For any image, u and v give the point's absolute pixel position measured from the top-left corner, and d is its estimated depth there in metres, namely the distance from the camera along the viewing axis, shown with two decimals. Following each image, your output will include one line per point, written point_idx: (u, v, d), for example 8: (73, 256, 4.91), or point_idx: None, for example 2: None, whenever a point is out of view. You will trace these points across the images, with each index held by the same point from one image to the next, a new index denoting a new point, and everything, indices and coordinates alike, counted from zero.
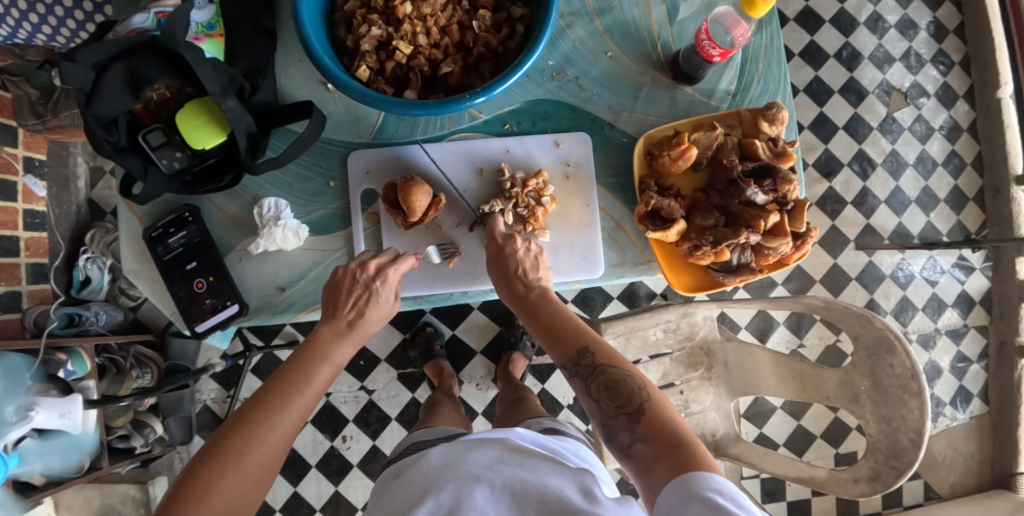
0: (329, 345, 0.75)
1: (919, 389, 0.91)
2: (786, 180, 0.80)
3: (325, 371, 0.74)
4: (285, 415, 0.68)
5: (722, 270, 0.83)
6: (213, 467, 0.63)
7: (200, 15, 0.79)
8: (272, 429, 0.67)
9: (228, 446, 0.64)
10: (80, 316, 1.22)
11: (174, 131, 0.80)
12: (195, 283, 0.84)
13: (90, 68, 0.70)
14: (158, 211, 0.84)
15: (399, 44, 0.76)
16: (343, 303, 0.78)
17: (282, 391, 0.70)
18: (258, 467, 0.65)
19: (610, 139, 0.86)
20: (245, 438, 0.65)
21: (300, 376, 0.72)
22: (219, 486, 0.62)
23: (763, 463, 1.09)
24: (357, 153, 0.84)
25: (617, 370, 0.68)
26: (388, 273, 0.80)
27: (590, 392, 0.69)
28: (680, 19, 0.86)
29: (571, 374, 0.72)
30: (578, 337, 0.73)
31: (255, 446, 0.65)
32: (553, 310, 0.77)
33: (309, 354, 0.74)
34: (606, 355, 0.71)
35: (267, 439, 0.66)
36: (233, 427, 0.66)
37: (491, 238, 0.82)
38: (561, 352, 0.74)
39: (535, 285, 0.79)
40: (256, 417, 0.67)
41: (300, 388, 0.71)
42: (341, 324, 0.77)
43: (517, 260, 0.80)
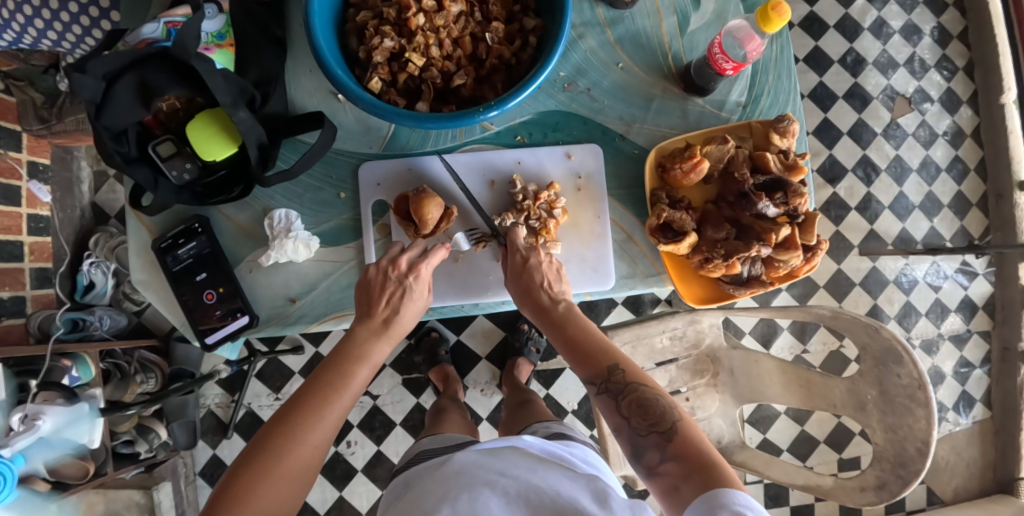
0: (366, 344, 0.74)
1: (926, 399, 0.91)
2: (798, 193, 0.80)
3: (362, 370, 0.72)
4: (322, 418, 0.67)
5: (733, 282, 0.83)
6: (255, 474, 0.63)
7: (211, 25, 0.80)
8: (310, 430, 0.66)
9: (267, 451, 0.64)
10: (84, 321, 1.22)
11: (184, 142, 0.79)
12: (206, 294, 0.84)
13: (101, 79, 0.69)
14: (168, 221, 0.84)
15: (411, 56, 0.76)
16: (377, 302, 0.76)
17: (320, 392, 0.69)
18: (298, 471, 0.65)
19: (622, 151, 0.86)
20: (284, 442, 0.65)
21: (337, 376, 0.71)
22: (259, 491, 0.63)
23: (770, 471, 1.10)
24: (368, 164, 0.84)
25: (650, 389, 0.69)
26: (420, 269, 0.78)
27: (620, 410, 0.70)
28: (691, 30, 0.86)
29: (599, 390, 0.71)
30: (608, 353, 0.72)
31: (292, 450, 0.65)
32: (579, 324, 0.75)
33: (344, 354, 0.73)
34: (637, 373, 0.71)
35: (305, 440, 0.66)
36: (272, 431, 0.65)
37: (512, 250, 0.81)
38: (589, 368, 0.73)
39: (560, 299, 0.77)
40: (294, 419, 0.66)
41: (338, 389, 0.70)
42: (378, 322, 0.75)
43: (542, 272, 0.78)
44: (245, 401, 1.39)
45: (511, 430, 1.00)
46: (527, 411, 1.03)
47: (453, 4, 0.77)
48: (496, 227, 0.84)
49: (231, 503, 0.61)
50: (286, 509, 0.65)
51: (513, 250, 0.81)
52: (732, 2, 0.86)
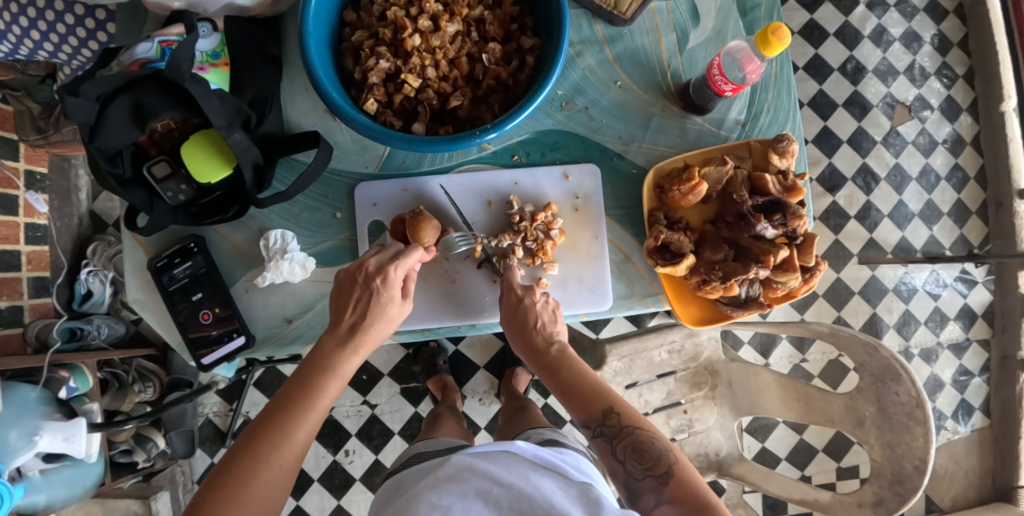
0: (335, 356, 0.72)
1: (924, 417, 0.91)
2: (797, 215, 0.80)
3: (331, 384, 0.71)
4: (290, 435, 0.66)
5: (730, 303, 0.82)
6: (219, 494, 0.62)
7: (205, 44, 0.78)
8: (275, 451, 0.65)
9: (236, 468, 0.64)
10: (82, 330, 1.22)
11: (179, 162, 0.79)
12: (201, 314, 0.83)
13: (95, 101, 0.69)
14: (163, 241, 0.84)
15: (407, 78, 0.75)
16: (344, 308, 0.75)
17: (288, 410, 0.68)
18: (264, 491, 0.64)
19: (620, 170, 0.85)
20: (253, 464, 0.64)
21: (304, 392, 0.69)
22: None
23: (767, 484, 1.10)
24: (365, 184, 0.83)
25: (646, 432, 0.71)
26: (388, 271, 0.75)
27: (615, 453, 0.72)
28: (690, 47, 0.85)
29: (594, 434, 0.74)
30: (604, 396, 0.75)
31: (259, 470, 0.64)
32: (572, 368, 0.80)
33: (312, 365, 0.72)
34: (631, 416, 0.74)
35: (270, 461, 0.65)
36: (241, 451, 0.65)
37: (508, 289, 0.82)
38: (584, 412, 0.76)
39: (553, 341, 0.82)
40: (262, 438, 0.65)
41: (307, 407, 0.68)
42: (344, 329, 0.74)
43: (536, 312, 0.81)
44: (243, 410, 1.40)
45: (507, 434, 1.02)
46: (522, 418, 1.04)
47: (450, 25, 0.76)
48: (490, 253, 0.84)
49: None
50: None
51: (508, 294, 0.82)
52: (731, 18, 0.85)
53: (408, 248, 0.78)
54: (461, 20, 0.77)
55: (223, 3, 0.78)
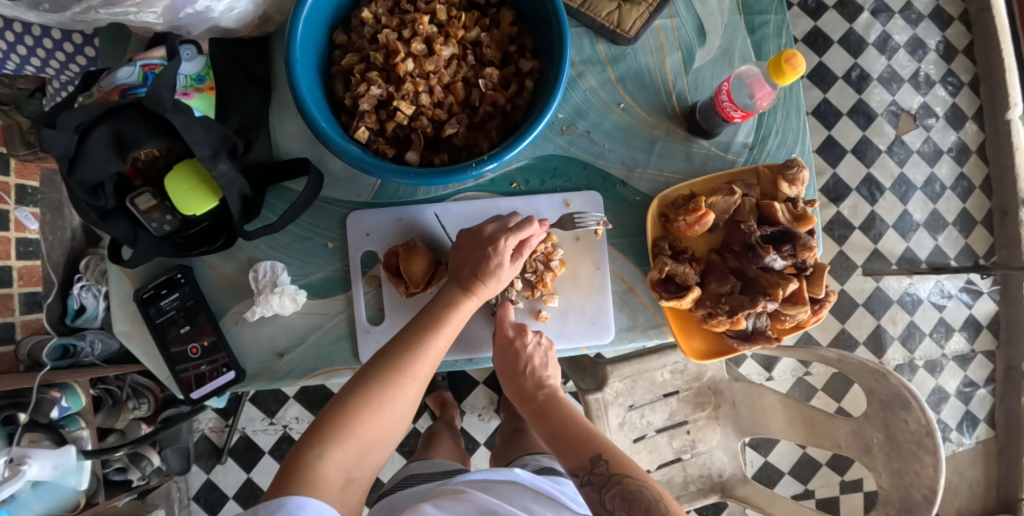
0: (454, 298, 0.73)
1: (934, 446, 0.88)
2: (807, 246, 0.76)
3: (457, 315, 0.72)
4: (422, 353, 0.69)
5: (736, 335, 0.79)
6: (353, 405, 0.64)
7: (188, 68, 0.75)
8: (411, 363, 0.68)
9: (379, 374, 0.66)
10: (74, 347, 1.14)
11: (164, 193, 0.75)
12: (189, 348, 0.80)
13: (73, 132, 0.66)
14: (151, 272, 0.81)
15: (400, 105, 0.72)
16: (465, 264, 0.75)
17: (418, 342, 0.69)
18: (390, 415, 0.66)
19: (623, 198, 0.82)
20: (388, 386, 0.66)
21: (427, 330, 0.70)
22: (363, 418, 0.64)
23: (772, 507, 1.07)
24: (357, 213, 0.80)
25: (635, 480, 0.67)
26: (501, 242, 0.74)
27: (604, 503, 0.67)
28: (696, 67, 0.81)
29: (582, 482, 0.70)
30: (592, 442, 0.73)
31: (391, 391, 0.66)
32: (562, 411, 0.80)
33: (440, 301, 0.73)
34: (621, 463, 0.70)
35: (406, 373, 0.67)
36: (380, 373, 0.66)
37: (501, 327, 0.80)
38: (573, 459, 0.73)
39: (543, 387, 0.83)
40: (391, 365, 0.67)
41: (431, 345, 0.69)
42: (463, 274, 0.75)
43: (526, 356, 0.79)
44: (239, 425, 1.38)
45: (505, 458, 0.99)
46: (521, 441, 1.01)
47: (444, 48, 0.72)
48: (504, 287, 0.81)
49: (339, 421, 0.63)
50: (371, 460, 0.64)
51: (501, 329, 0.80)
52: (738, 36, 0.81)
53: (522, 220, 0.76)
54: (457, 42, 0.74)
55: (208, 26, 0.74)
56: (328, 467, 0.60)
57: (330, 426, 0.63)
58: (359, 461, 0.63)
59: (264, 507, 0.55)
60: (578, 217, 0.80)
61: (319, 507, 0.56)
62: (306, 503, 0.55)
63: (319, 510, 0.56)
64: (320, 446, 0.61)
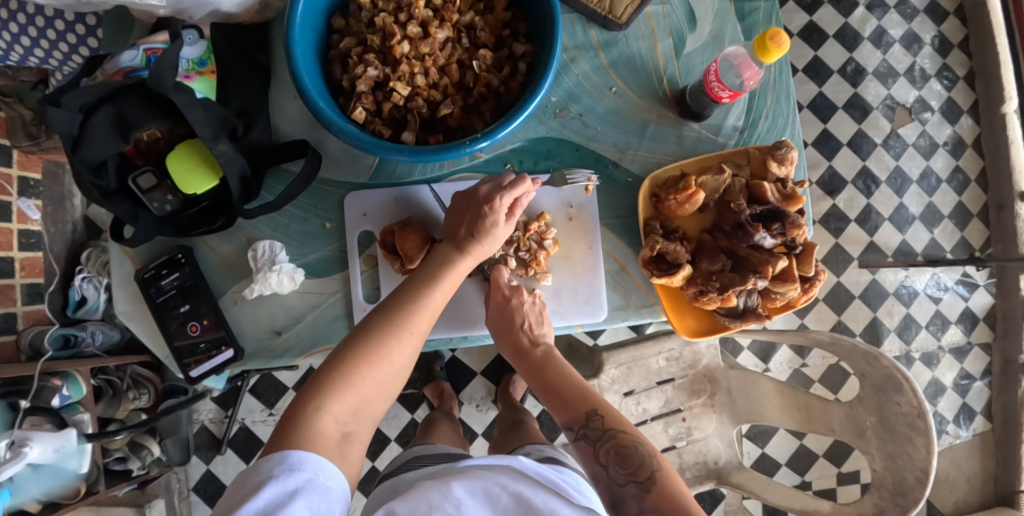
0: (448, 258, 0.75)
1: (926, 428, 0.89)
2: (796, 224, 0.78)
3: (449, 278, 0.74)
4: (416, 310, 0.70)
5: (728, 314, 0.81)
6: (352, 358, 0.65)
7: (190, 52, 0.77)
8: (408, 319, 0.69)
9: (376, 329, 0.67)
10: (76, 337, 1.13)
11: (165, 173, 0.77)
12: (189, 326, 0.82)
13: (77, 112, 0.68)
14: (151, 252, 0.82)
15: (396, 86, 0.73)
16: (459, 225, 0.76)
17: (415, 299, 0.71)
18: (389, 369, 0.67)
19: (615, 179, 0.83)
20: (385, 340, 0.67)
21: (422, 289, 0.72)
22: (363, 370, 0.65)
23: (766, 494, 1.08)
24: (354, 194, 0.82)
25: (629, 436, 0.74)
26: (496, 200, 0.74)
27: (598, 456, 0.74)
28: (687, 52, 0.83)
29: (577, 436, 0.77)
30: (587, 399, 0.78)
31: (390, 345, 0.67)
32: (559, 370, 0.84)
33: (434, 262, 0.75)
34: (614, 419, 0.76)
35: (403, 329, 0.68)
36: (378, 329, 0.67)
37: (495, 288, 0.81)
38: (569, 413, 0.79)
39: (540, 343, 0.84)
40: (388, 320, 0.68)
41: (426, 302, 0.71)
42: (457, 237, 0.76)
43: (523, 313, 0.81)
44: (239, 417, 1.39)
45: (504, 450, 0.99)
46: (520, 432, 1.02)
47: (439, 31, 0.74)
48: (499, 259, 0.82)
49: (339, 374, 0.64)
50: (370, 413, 0.65)
51: (495, 290, 0.81)
52: (729, 23, 0.83)
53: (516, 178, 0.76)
54: (452, 25, 0.75)
55: (208, 10, 0.76)
56: (328, 416, 0.61)
57: (330, 380, 0.64)
58: (359, 412, 0.64)
59: (265, 462, 0.56)
60: (568, 174, 0.81)
61: (319, 462, 0.57)
62: (308, 457, 0.57)
63: (317, 466, 0.57)
64: (320, 398, 0.62)
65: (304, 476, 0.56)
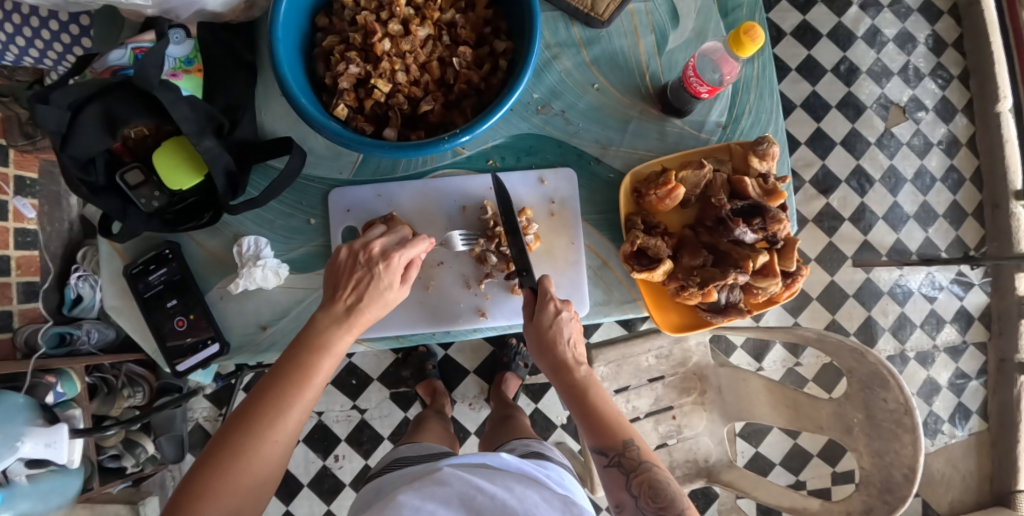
0: (326, 332, 0.69)
1: (913, 424, 0.88)
2: (776, 219, 0.78)
3: (324, 362, 0.68)
4: (285, 412, 0.64)
5: (710, 309, 0.81)
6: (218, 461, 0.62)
7: (177, 51, 0.78)
8: (274, 428, 0.64)
9: (237, 438, 0.62)
10: (71, 335, 1.16)
11: (152, 169, 0.78)
12: (175, 321, 0.83)
13: (65, 109, 0.69)
14: (140, 247, 0.84)
15: (377, 83, 0.74)
16: (342, 286, 0.71)
17: (280, 392, 0.65)
18: (261, 468, 0.63)
19: (597, 175, 0.84)
20: (243, 449, 0.62)
21: (295, 370, 0.66)
22: (224, 486, 0.61)
23: (754, 491, 1.07)
24: (337, 191, 0.83)
25: (662, 470, 0.74)
26: (393, 257, 0.73)
27: (629, 486, 0.74)
28: (669, 49, 0.84)
29: (609, 462, 0.75)
30: (623, 427, 0.75)
31: (256, 445, 0.63)
32: (601, 393, 0.77)
33: (305, 342, 0.68)
34: (648, 451, 0.75)
35: (268, 437, 0.63)
36: (235, 440, 0.62)
37: (545, 298, 0.78)
38: (602, 439, 0.76)
39: (581, 361, 0.79)
40: (260, 414, 0.63)
41: (294, 389, 0.65)
42: (339, 307, 0.71)
43: (565, 328, 0.78)
44: None
45: (492, 444, 1.00)
46: (508, 426, 1.02)
47: (420, 29, 0.75)
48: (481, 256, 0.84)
49: (201, 490, 0.60)
50: (249, 510, 0.63)
51: (542, 305, 0.78)
52: (712, 19, 0.83)
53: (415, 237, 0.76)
54: (432, 23, 0.77)
55: (195, 9, 0.77)
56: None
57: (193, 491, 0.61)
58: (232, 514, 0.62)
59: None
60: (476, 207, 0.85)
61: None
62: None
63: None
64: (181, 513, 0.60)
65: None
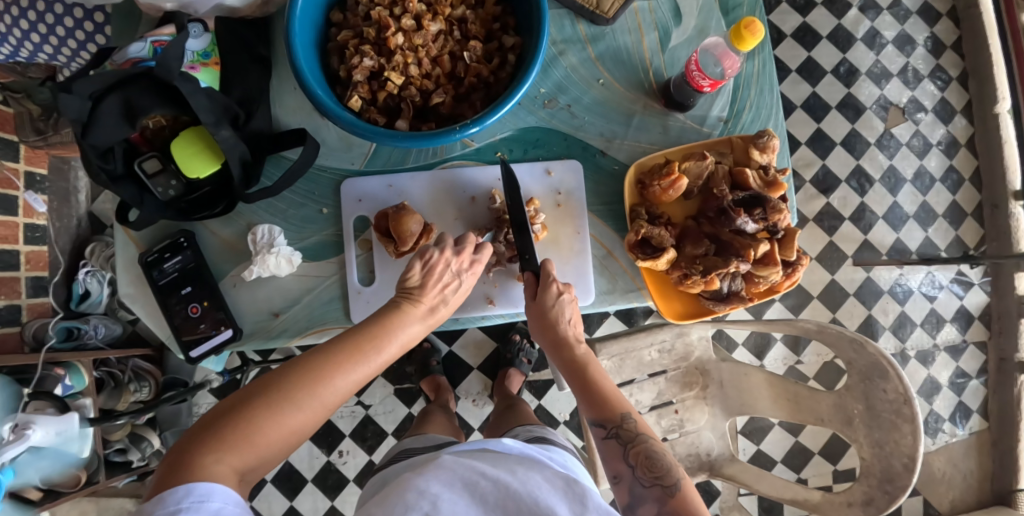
0: (404, 319, 0.71)
1: (913, 414, 0.90)
2: (776, 209, 0.81)
3: (393, 345, 0.69)
4: (346, 379, 0.64)
5: (712, 297, 0.83)
6: (274, 409, 0.59)
7: (195, 44, 0.81)
8: (331, 389, 0.62)
9: (294, 388, 0.60)
10: (79, 330, 1.18)
11: (169, 159, 0.81)
12: (190, 307, 0.85)
13: (87, 99, 0.71)
14: (154, 236, 0.86)
15: (390, 75, 0.77)
16: (431, 286, 0.75)
17: (347, 357, 0.64)
18: (301, 427, 0.61)
19: (602, 167, 0.87)
20: (294, 399, 0.60)
21: (366, 346, 0.66)
22: (265, 431, 0.58)
23: (758, 484, 1.08)
24: (350, 181, 0.86)
25: (659, 443, 0.74)
26: (477, 264, 0.80)
27: (627, 457, 0.74)
28: (672, 46, 0.86)
29: (607, 435, 0.76)
30: (622, 401, 0.77)
31: (309, 404, 0.61)
32: (597, 370, 0.80)
33: (382, 322, 0.70)
34: (646, 425, 0.76)
35: (321, 397, 0.62)
36: (290, 388, 0.60)
37: (546, 282, 0.81)
38: (601, 412, 0.77)
39: (580, 342, 0.81)
40: (317, 373, 0.62)
41: (360, 358, 0.65)
42: (422, 305, 0.74)
43: (563, 310, 0.80)
44: None
45: (497, 434, 1.01)
46: (512, 416, 1.03)
47: (432, 24, 0.78)
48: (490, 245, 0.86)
49: (243, 428, 0.57)
50: (268, 464, 0.60)
51: (545, 287, 0.80)
52: (713, 17, 0.86)
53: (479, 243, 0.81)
54: (444, 19, 0.79)
55: (212, 5, 0.80)
56: (224, 472, 0.55)
57: (235, 429, 0.57)
58: (260, 464, 0.58)
59: (170, 494, 0.51)
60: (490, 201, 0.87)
61: (229, 492, 0.53)
62: (219, 486, 0.53)
63: (229, 495, 0.53)
64: (218, 450, 0.56)
65: (215, 505, 0.52)
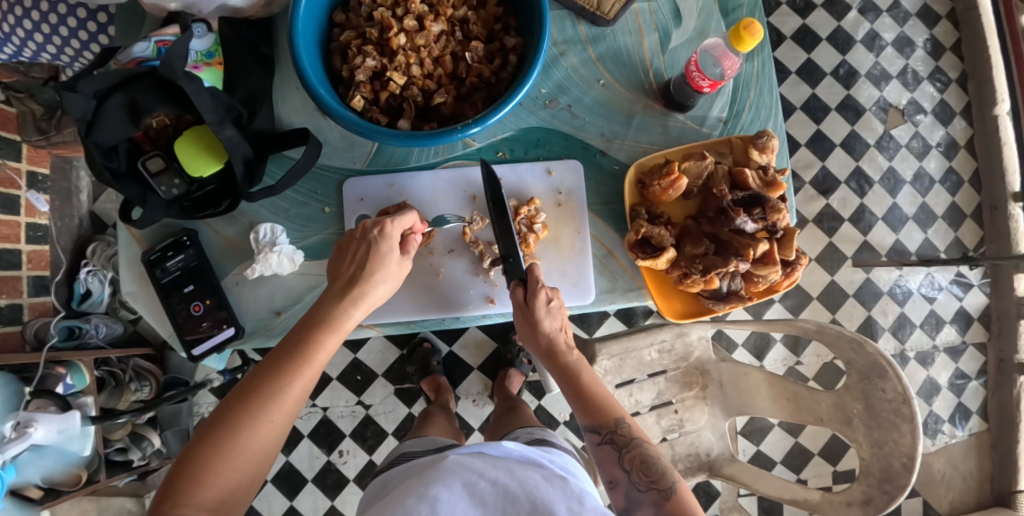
0: (333, 309, 0.73)
1: (911, 414, 0.90)
2: (775, 209, 0.81)
3: (325, 340, 0.71)
4: (283, 390, 0.66)
5: (711, 297, 0.84)
6: (219, 443, 0.62)
7: (199, 44, 0.81)
8: (268, 405, 0.65)
9: (232, 418, 0.64)
10: (80, 329, 1.18)
11: (173, 157, 0.81)
12: (192, 306, 0.85)
13: (90, 98, 0.71)
14: (157, 234, 0.86)
15: (393, 75, 0.77)
16: (343, 263, 0.76)
17: (278, 369, 0.67)
18: (256, 447, 0.64)
19: (602, 167, 0.87)
20: (237, 427, 0.63)
21: (296, 353, 0.69)
22: (218, 464, 0.62)
23: (757, 484, 1.09)
24: (352, 180, 0.86)
25: (653, 447, 0.75)
26: (386, 225, 0.77)
27: (623, 462, 0.75)
28: (672, 47, 0.87)
29: (603, 440, 0.77)
30: (614, 406, 0.78)
31: (253, 425, 0.64)
32: (590, 375, 0.80)
33: (312, 320, 0.72)
34: (639, 429, 0.77)
35: (262, 415, 0.64)
36: (230, 419, 0.63)
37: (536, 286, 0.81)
38: (595, 418, 0.78)
39: (570, 347, 0.81)
40: (252, 396, 0.65)
41: (294, 367, 0.68)
42: (342, 284, 0.75)
43: (552, 320, 0.81)
44: None
45: (497, 434, 1.01)
46: (512, 416, 1.04)
47: (434, 25, 0.79)
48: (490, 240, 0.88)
49: (195, 469, 0.61)
50: (240, 491, 0.64)
51: (535, 293, 0.81)
52: (713, 19, 0.86)
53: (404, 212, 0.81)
54: (445, 19, 0.80)
55: (216, 5, 0.80)
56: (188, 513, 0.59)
57: (188, 472, 0.61)
58: (229, 493, 0.62)
59: None
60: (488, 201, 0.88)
61: None
62: None
63: None
64: (178, 495, 0.60)
65: None
